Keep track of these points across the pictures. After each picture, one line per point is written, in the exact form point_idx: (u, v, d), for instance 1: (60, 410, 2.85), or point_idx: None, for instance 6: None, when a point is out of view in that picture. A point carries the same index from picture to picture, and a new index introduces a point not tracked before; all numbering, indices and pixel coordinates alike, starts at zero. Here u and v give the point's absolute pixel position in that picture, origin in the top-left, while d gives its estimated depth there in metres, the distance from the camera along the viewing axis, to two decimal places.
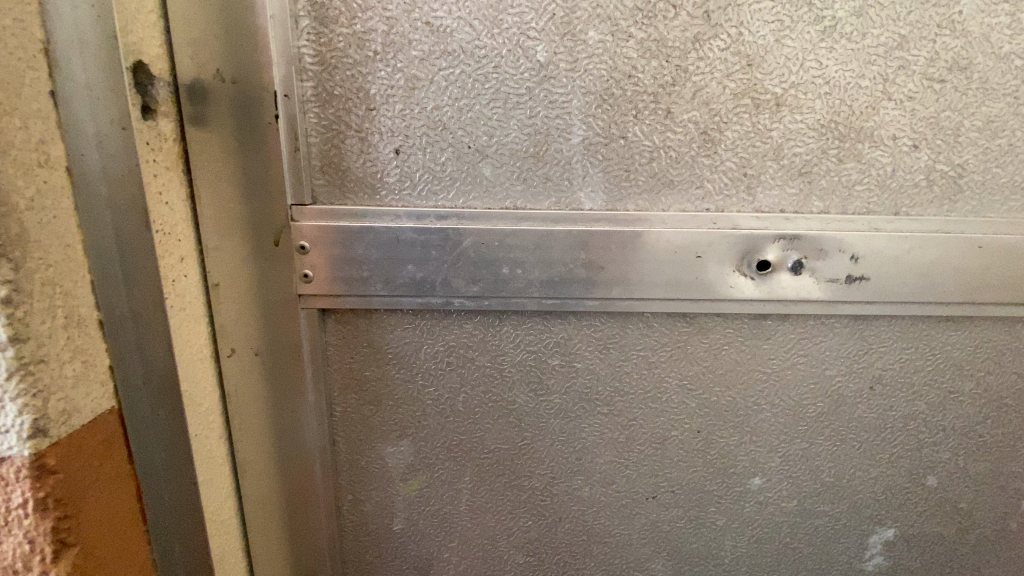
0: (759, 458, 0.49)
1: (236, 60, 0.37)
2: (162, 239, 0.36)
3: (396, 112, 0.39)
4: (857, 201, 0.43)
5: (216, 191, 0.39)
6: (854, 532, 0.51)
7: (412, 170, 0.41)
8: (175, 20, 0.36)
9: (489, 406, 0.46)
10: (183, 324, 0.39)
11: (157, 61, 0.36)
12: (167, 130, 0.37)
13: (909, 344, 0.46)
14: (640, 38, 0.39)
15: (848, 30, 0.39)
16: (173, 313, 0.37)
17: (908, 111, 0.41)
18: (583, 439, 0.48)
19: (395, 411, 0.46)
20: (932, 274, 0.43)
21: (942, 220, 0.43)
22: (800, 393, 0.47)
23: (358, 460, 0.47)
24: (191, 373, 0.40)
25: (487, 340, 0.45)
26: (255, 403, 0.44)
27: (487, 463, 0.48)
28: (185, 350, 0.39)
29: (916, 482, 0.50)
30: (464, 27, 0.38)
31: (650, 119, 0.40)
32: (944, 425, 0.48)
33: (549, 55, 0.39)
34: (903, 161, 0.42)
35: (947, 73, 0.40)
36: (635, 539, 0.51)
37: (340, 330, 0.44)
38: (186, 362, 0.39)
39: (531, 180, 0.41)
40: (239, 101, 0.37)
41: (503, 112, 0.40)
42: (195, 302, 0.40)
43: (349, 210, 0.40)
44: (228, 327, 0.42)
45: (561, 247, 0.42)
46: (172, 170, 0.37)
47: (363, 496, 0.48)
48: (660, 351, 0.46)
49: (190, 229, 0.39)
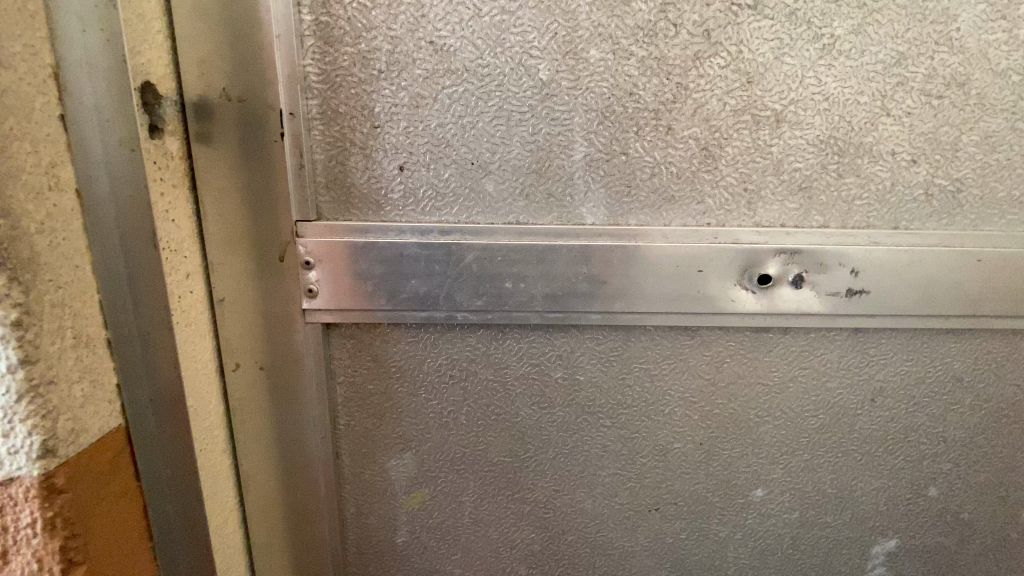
0: (762, 469, 0.49)
1: (242, 79, 0.37)
2: (168, 257, 0.37)
3: (400, 130, 0.40)
4: (857, 216, 0.43)
5: (222, 207, 0.39)
6: (856, 543, 0.52)
7: (416, 186, 0.41)
8: (181, 40, 0.36)
9: (492, 419, 0.47)
10: (188, 340, 0.39)
11: (165, 81, 0.36)
12: (174, 148, 0.37)
13: (909, 356, 0.46)
14: (641, 56, 0.39)
15: (847, 47, 0.40)
16: (178, 331, 0.38)
17: (907, 126, 0.41)
18: (586, 452, 0.48)
19: (399, 424, 0.46)
20: (932, 287, 0.44)
21: (942, 233, 0.43)
22: (802, 406, 0.47)
23: (361, 472, 0.47)
24: (196, 389, 0.40)
25: (490, 353, 0.45)
26: (260, 416, 0.44)
27: (490, 475, 0.48)
28: (190, 366, 0.39)
29: (918, 493, 0.50)
30: (467, 46, 0.39)
31: (650, 135, 0.41)
32: (945, 437, 0.48)
33: (551, 73, 0.39)
34: (902, 176, 0.42)
35: (945, 89, 0.40)
36: (638, 551, 0.51)
37: (344, 344, 0.44)
38: (191, 378, 0.39)
39: (534, 196, 0.42)
40: (245, 119, 0.38)
41: (506, 129, 0.40)
42: (200, 318, 0.40)
43: (353, 225, 0.41)
44: (233, 341, 0.42)
45: (564, 262, 0.42)
46: (178, 187, 0.38)
47: (366, 509, 0.48)
48: (662, 364, 0.46)
49: (196, 246, 0.40)
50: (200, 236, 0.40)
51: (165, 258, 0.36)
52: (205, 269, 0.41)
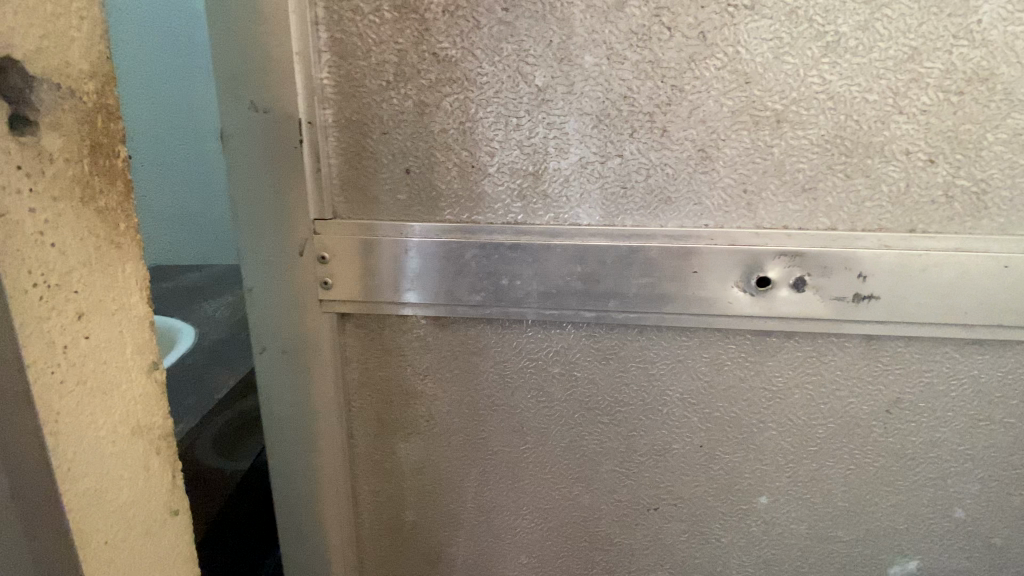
0: (766, 476, 0.48)
1: (266, 92, 0.42)
2: (99, 310, 0.31)
3: (406, 135, 0.43)
4: (868, 217, 0.41)
5: (250, 208, 0.45)
6: (873, 561, 0.49)
7: (421, 188, 0.44)
8: (216, 61, 0.42)
9: (493, 409, 0.49)
10: (84, 399, 0.31)
11: (80, 63, 0.29)
12: (55, 146, 0.28)
13: (929, 367, 0.44)
14: (635, 60, 0.40)
15: (853, 44, 0.38)
16: (55, 398, 0.29)
17: (922, 124, 0.39)
18: (584, 447, 0.49)
19: (407, 409, 0.50)
20: (955, 295, 0.41)
21: (963, 237, 0.40)
22: (808, 413, 0.46)
23: (373, 453, 0.51)
24: (97, 461, 0.32)
25: (490, 347, 0.47)
26: (284, 397, 0.49)
27: (491, 464, 0.51)
28: (89, 435, 0.31)
29: (942, 513, 0.47)
30: (467, 57, 0.41)
31: (645, 138, 0.42)
32: (973, 455, 0.45)
33: (547, 79, 0.41)
34: (917, 176, 0.40)
35: (965, 85, 0.38)
36: (638, 550, 0.52)
37: (356, 332, 0.48)
38: (91, 451, 0.32)
39: (531, 198, 0.44)
40: (268, 127, 0.42)
41: (504, 134, 0.42)
42: (105, 364, 0.32)
43: (363, 223, 0.45)
44: (262, 328, 0.48)
45: (558, 261, 0.44)
46: (62, 200, 0.29)
47: (377, 488, 0.52)
48: (659, 364, 0.47)
49: (105, 263, 0.32)
50: (101, 249, 0.31)
51: (37, 302, 0.28)
52: (120, 288, 0.33)
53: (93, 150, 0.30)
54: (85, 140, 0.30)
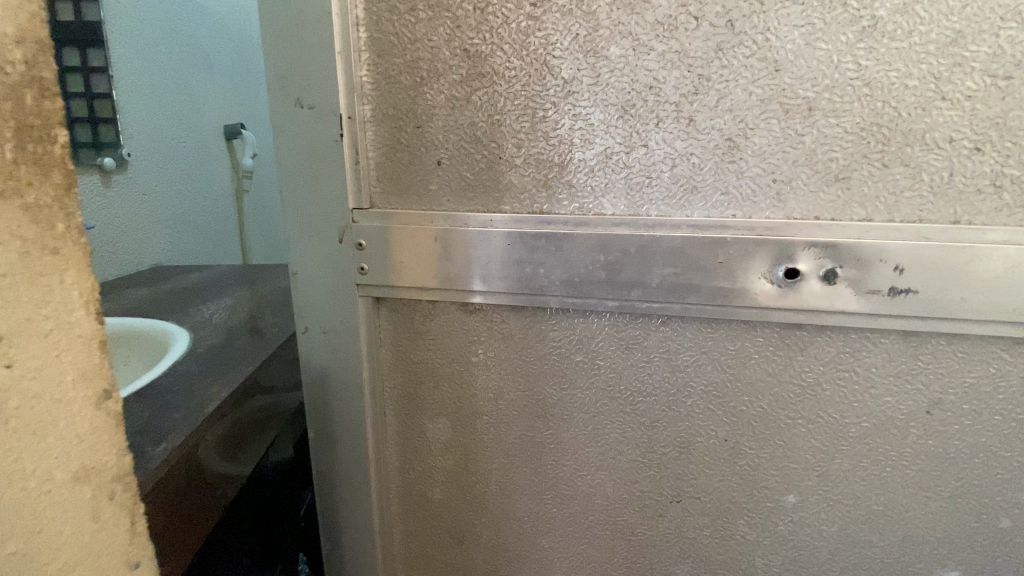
0: (794, 474, 0.47)
1: (311, 90, 0.45)
2: (26, 324, 0.28)
3: (438, 128, 0.45)
4: (907, 208, 0.40)
5: (296, 198, 0.48)
6: (909, 570, 0.47)
7: (451, 179, 0.46)
8: (269, 62, 0.45)
9: (517, 394, 0.50)
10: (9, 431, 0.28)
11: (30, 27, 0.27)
12: None
13: (973, 367, 0.41)
14: (661, 50, 0.41)
15: (890, 28, 0.37)
16: None
17: (967, 111, 0.37)
18: (606, 435, 0.50)
19: (436, 390, 0.52)
20: (1004, 291, 0.39)
21: (1012, 229, 0.38)
22: (840, 410, 0.45)
23: (404, 432, 0.54)
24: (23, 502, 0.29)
25: (515, 333, 0.49)
26: (323, 375, 0.53)
27: (515, 448, 0.52)
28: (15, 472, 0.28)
29: (986, 522, 0.45)
30: (496, 51, 0.43)
31: (671, 127, 0.42)
32: (1022, 462, 0.43)
33: (573, 72, 0.42)
34: (961, 165, 0.38)
35: (1016, 68, 0.36)
36: (660, 541, 0.52)
37: (390, 315, 0.51)
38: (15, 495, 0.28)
39: (556, 188, 0.45)
40: (312, 122, 0.46)
41: (531, 125, 0.44)
42: (36, 395, 0.29)
43: (398, 213, 0.47)
44: (305, 309, 0.51)
45: (582, 250, 0.45)
46: None
47: (408, 465, 0.55)
48: (683, 355, 0.47)
49: (34, 271, 0.29)
50: (30, 254, 0.28)
51: None
52: (57, 302, 0.30)
53: (23, 134, 0.27)
54: (9, 121, 0.27)
